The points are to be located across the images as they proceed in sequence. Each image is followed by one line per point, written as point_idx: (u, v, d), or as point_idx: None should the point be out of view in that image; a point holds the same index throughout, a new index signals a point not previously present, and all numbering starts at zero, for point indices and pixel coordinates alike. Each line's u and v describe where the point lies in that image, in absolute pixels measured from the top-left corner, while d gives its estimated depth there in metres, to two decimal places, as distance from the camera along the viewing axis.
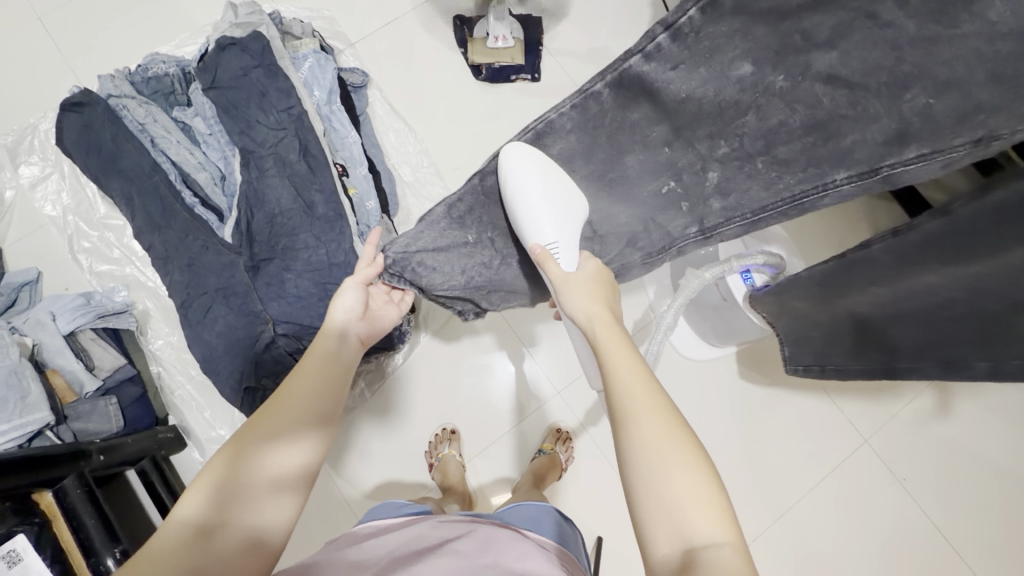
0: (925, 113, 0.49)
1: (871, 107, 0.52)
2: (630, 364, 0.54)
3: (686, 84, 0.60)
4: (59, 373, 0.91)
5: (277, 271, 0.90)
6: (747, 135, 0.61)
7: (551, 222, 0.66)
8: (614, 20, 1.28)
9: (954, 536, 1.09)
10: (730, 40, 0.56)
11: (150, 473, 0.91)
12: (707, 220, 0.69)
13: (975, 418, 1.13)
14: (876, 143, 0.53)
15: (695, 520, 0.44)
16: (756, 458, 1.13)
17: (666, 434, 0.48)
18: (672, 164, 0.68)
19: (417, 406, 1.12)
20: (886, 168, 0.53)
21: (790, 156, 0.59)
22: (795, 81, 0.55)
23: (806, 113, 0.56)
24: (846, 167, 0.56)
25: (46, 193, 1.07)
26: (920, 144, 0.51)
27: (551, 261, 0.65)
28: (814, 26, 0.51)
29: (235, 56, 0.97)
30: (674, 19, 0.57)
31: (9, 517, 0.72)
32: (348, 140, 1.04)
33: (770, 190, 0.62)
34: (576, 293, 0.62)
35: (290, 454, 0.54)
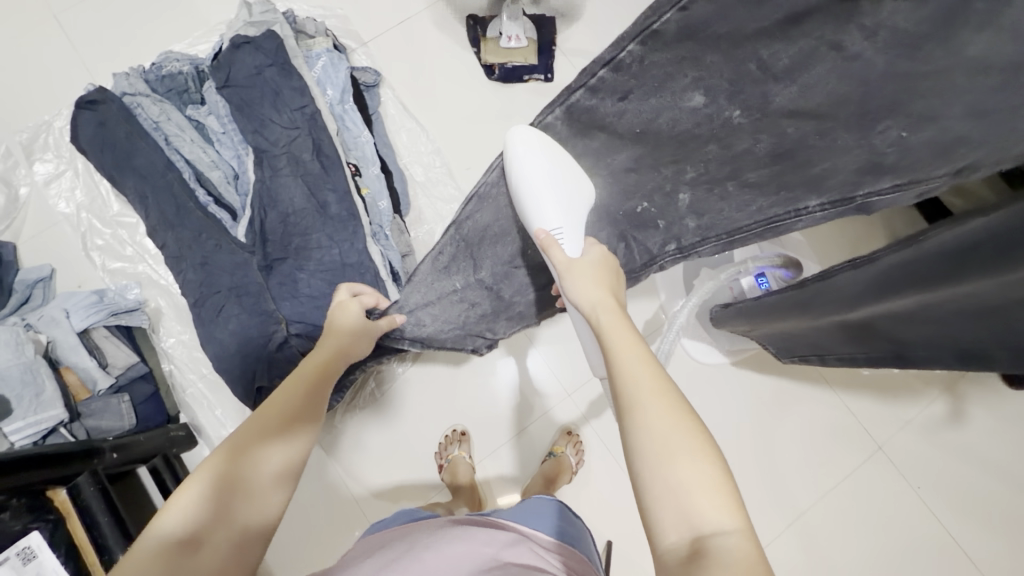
0: (903, 145, 0.47)
1: (842, 139, 0.50)
2: (632, 352, 0.53)
3: (638, 117, 0.61)
4: (73, 371, 0.91)
5: (290, 270, 0.91)
6: (712, 161, 0.60)
7: (558, 208, 0.66)
8: (627, 20, 1.27)
9: (969, 545, 1.07)
10: (678, 67, 0.56)
11: (162, 471, 0.91)
12: (684, 238, 0.68)
13: (992, 428, 1.11)
14: (849, 171, 0.52)
15: (700, 506, 0.42)
16: (767, 465, 1.12)
17: (668, 418, 0.47)
18: (639, 187, 0.68)
19: (429, 407, 1.12)
20: (861, 197, 0.53)
21: (760, 181, 0.59)
22: (755, 116, 0.55)
23: (771, 143, 0.55)
24: (820, 193, 0.56)
25: (60, 190, 1.08)
26: (897, 175, 0.49)
27: (554, 246, 0.65)
28: (772, 53, 0.50)
29: (249, 55, 0.97)
30: (611, 56, 0.57)
31: (24, 514, 0.72)
32: (360, 139, 1.03)
33: (743, 212, 0.62)
34: (579, 279, 0.62)
35: (284, 447, 0.56)
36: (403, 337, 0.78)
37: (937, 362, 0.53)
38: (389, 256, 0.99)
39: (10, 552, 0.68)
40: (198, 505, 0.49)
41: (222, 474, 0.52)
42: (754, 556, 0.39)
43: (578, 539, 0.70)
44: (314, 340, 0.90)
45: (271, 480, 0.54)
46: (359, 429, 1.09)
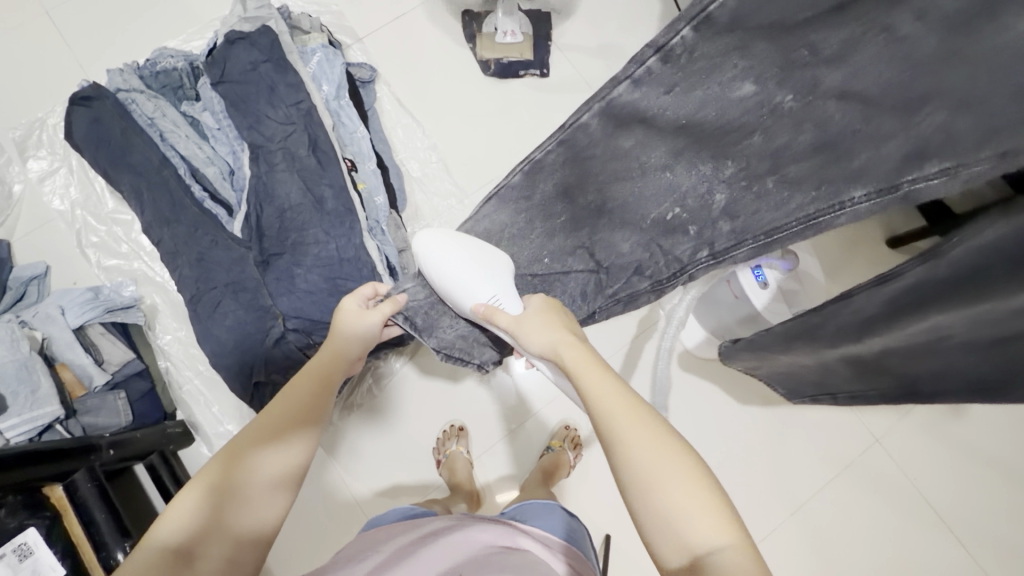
0: (947, 130, 0.36)
1: (885, 123, 0.39)
2: (603, 379, 0.51)
3: (683, 109, 0.50)
4: (69, 368, 0.91)
5: (287, 266, 0.91)
6: (753, 153, 0.48)
7: (479, 279, 0.64)
8: (623, 15, 1.27)
9: (966, 538, 1.08)
10: (727, 58, 0.46)
11: (159, 467, 0.91)
12: (717, 243, 0.55)
13: (987, 419, 1.12)
14: (893, 159, 0.39)
15: (695, 527, 0.43)
16: (766, 459, 1.12)
17: (654, 442, 0.46)
18: (675, 188, 0.56)
19: (427, 403, 1.12)
20: (906, 184, 0.39)
21: (801, 175, 0.46)
22: (805, 99, 0.43)
23: (814, 130, 0.43)
24: (863, 183, 0.41)
25: (54, 187, 1.07)
26: (939, 159, 0.36)
27: (497, 313, 0.61)
28: (823, 38, 0.40)
29: (244, 51, 0.97)
30: (665, 41, 0.47)
31: (21, 510, 0.72)
32: (357, 135, 1.03)
33: (781, 210, 0.48)
34: (533, 331, 0.57)
35: (278, 456, 0.55)
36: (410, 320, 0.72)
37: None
38: (387, 251, 0.98)
39: (7, 548, 0.68)
40: (186, 519, 0.49)
41: (211, 481, 0.51)
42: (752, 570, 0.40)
43: (582, 543, 0.70)
44: (313, 334, 0.91)
45: (263, 487, 0.53)
46: (357, 428, 1.09)
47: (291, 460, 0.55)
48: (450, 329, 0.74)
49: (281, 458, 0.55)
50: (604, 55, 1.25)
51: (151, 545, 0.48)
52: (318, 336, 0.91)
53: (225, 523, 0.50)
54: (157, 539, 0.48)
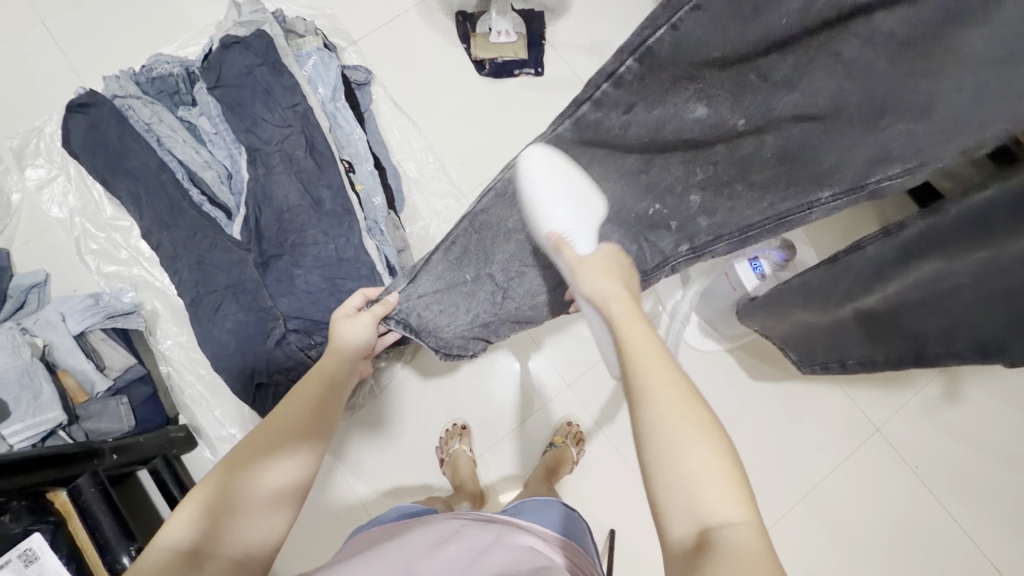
0: (908, 135, 0.43)
1: (844, 138, 0.45)
2: (644, 342, 0.50)
3: (645, 129, 0.50)
4: (70, 374, 0.91)
5: (287, 267, 0.91)
6: (721, 163, 0.53)
7: (564, 208, 0.58)
8: (616, 12, 1.28)
9: (969, 524, 1.08)
10: (681, 84, 0.46)
11: (162, 471, 0.91)
12: (697, 237, 0.61)
13: (986, 405, 1.12)
14: (861, 161, 0.46)
15: (709, 502, 0.41)
16: (770, 450, 1.12)
17: (683, 412, 0.45)
18: (651, 188, 0.58)
19: (428, 402, 1.12)
20: (872, 184, 0.48)
21: (767, 181, 0.52)
22: (757, 122, 0.47)
23: (778, 145, 0.49)
24: (828, 185, 0.50)
25: (52, 195, 1.07)
26: (899, 163, 0.45)
27: (565, 245, 0.59)
28: (772, 66, 0.43)
29: (239, 55, 0.97)
30: (613, 67, 0.46)
31: (25, 516, 0.72)
32: (353, 136, 1.03)
33: (754, 209, 0.56)
34: (587, 271, 0.58)
35: (283, 469, 0.55)
36: (404, 323, 0.69)
37: (930, 336, 0.53)
38: (386, 251, 0.98)
39: (11, 555, 0.68)
40: (191, 521, 0.49)
41: (216, 485, 0.52)
42: (761, 551, 0.38)
43: (579, 537, 0.70)
44: (313, 335, 0.91)
45: (265, 499, 0.53)
46: (359, 429, 1.09)
47: (293, 472, 0.55)
48: (449, 330, 0.74)
49: (286, 468, 0.55)
50: (598, 52, 1.25)
51: (158, 542, 0.48)
52: (319, 336, 0.92)
53: (225, 529, 0.50)
54: (163, 537, 0.48)
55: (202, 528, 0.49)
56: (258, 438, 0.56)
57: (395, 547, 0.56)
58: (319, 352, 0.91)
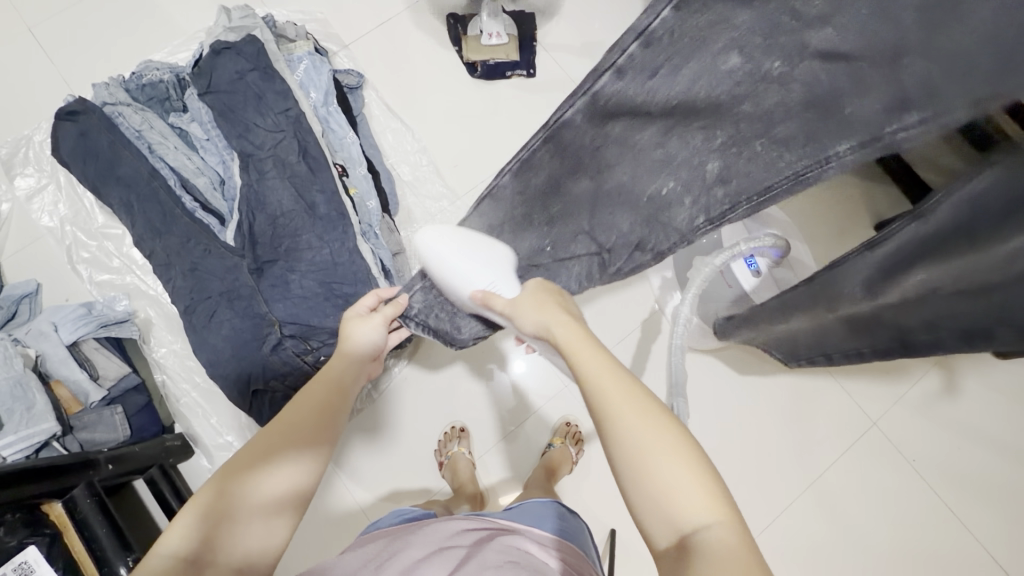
0: (927, 79, 0.36)
1: (870, 78, 0.39)
2: (594, 361, 0.50)
3: (671, 91, 0.50)
4: (63, 385, 0.90)
5: (281, 272, 0.91)
6: (744, 117, 0.47)
7: (478, 267, 0.64)
8: (606, 13, 1.28)
9: (965, 515, 1.09)
10: (713, 31, 0.45)
11: (159, 481, 0.90)
12: (712, 208, 0.54)
13: (980, 397, 1.13)
14: (873, 110, 0.40)
15: (684, 511, 0.42)
16: (767, 446, 1.13)
17: (645, 425, 0.45)
18: (667, 160, 0.54)
19: (426, 406, 1.12)
20: (891, 135, 0.39)
21: (788, 134, 0.45)
22: (792, 65, 0.42)
23: (804, 91, 0.43)
24: (849, 136, 0.42)
25: (43, 204, 1.06)
26: (920, 107, 0.37)
27: (495, 296, 0.62)
28: (807, 3, 0.40)
29: (230, 60, 0.97)
30: (645, 24, 0.48)
31: (20, 528, 0.71)
32: (347, 140, 1.03)
33: (771, 170, 0.48)
34: (525, 308, 0.58)
35: (288, 474, 0.55)
36: (419, 321, 0.73)
37: None
38: (381, 254, 0.98)
39: (6, 568, 0.67)
40: (185, 525, 0.49)
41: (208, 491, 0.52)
42: (739, 549, 0.39)
43: (577, 537, 0.69)
44: (309, 340, 0.91)
45: (269, 500, 0.53)
46: (357, 434, 1.09)
47: (298, 478, 0.55)
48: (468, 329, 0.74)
49: (291, 472, 0.55)
50: (589, 52, 1.25)
51: (163, 551, 0.47)
52: (315, 341, 0.91)
53: (223, 533, 0.50)
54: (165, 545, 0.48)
55: (199, 533, 0.49)
56: (260, 444, 0.56)
57: (406, 550, 0.56)
58: (315, 357, 0.91)
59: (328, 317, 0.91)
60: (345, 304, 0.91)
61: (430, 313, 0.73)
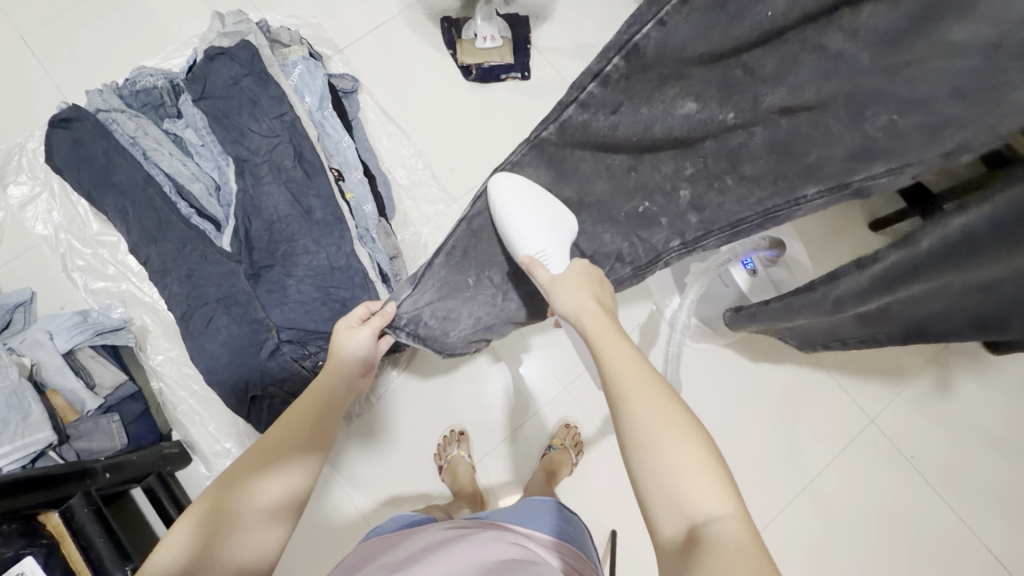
0: (890, 130, 0.42)
1: (830, 126, 0.45)
2: (616, 350, 0.53)
3: (632, 126, 0.57)
4: (59, 393, 0.89)
5: (278, 277, 0.91)
6: (710, 156, 0.55)
7: (540, 230, 0.63)
8: (599, 15, 1.28)
9: (964, 510, 1.10)
10: (664, 82, 0.52)
11: (157, 489, 0.89)
12: (687, 233, 0.63)
13: (976, 392, 1.14)
14: (841, 159, 0.46)
15: (692, 496, 0.42)
16: (766, 445, 1.13)
17: (662, 413, 0.46)
18: (642, 186, 0.62)
19: (425, 409, 1.11)
20: (856, 182, 0.47)
21: (757, 173, 0.53)
22: (746, 117, 0.50)
23: (766, 134, 0.50)
24: (816, 181, 0.49)
25: (37, 212, 1.06)
26: (886, 160, 0.44)
27: (540, 267, 0.62)
28: (758, 61, 0.46)
29: (225, 66, 0.96)
30: (599, 68, 0.54)
31: (17, 539, 0.70)
32: (342, 144, 1.03)
33: (743, 204, 0.56)
34: (564, 291, 0.59)
35: (287, 479, 0.55)
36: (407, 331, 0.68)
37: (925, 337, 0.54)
38: (378, 258, 0.98)
39: None
40: (190, 526, 0.50)
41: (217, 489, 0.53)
42: (748, 542, 0.38)
43: (578, 538, 0.69)
44: (308, 344, 0.91)
45: (272, 502, 0.54)
46: (356, 439, 1.08)
47: (293, 485, 0.56)
48: (457, 335, 0.73)
49: (290, 475, 0.56)
50: (584, 54, 1.26)
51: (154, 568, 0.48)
52: (313, 346, 0.91)
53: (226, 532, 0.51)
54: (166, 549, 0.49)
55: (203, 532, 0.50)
56: (262, 447, 0.57)
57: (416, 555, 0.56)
58: (314, 361, 0.91)
59: (326, 322, 0.90)
60: (342, 308, 0.91)
61: (419, 324, 0.69)
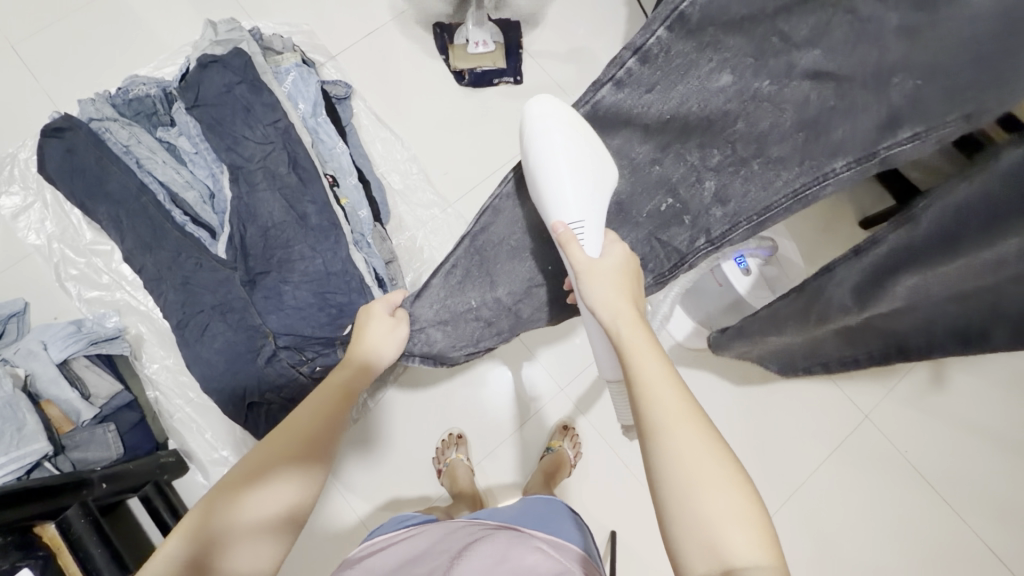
0: (914, 97, 0.41)
1: (858, 98, 0.44)
2: (656, 372, 0.48)
3: (666, 105, 0.56)
4: (55, 404, 0.89)
5: (274, 284, 0.91)
6: (739, 140, 0.53)
7: (582, 198, 0.57)
8: (590, 19, 1.30)
9: (959, 504, 1.11)
10: (702, 53, 0.53)
11: (154, 498, 0.89)
12: (713, 228, 0.58)
13: (969, 387, 1.15)
14: (868, 129, 0.44)
15: (731, 538, 0.41)
16: (763, 444, 1.14)
17: (706, 445, 0.44)
18: (664, 180, 0.59)
19: (421, 413, 1.12)
20: (883, 150, 0.44)
21: (784, 153, 0.51)
22: (781, 85, 0.49)
23: (796, 112, 0.48)
24: (842, 154, 0.47)
25: (29, 222, 1.05)
26: (911, 123, 0.42)
27: (574, 244, 0.56)
28: (792, 26, 0.46)
29: (217, 74, 0.97)
30: (642, 41, 0.55)
31: (13, 551, 0.70)
32: (336, 150, 1.04)
33: (768, 189, 0.53)
34: (603, 285, 0.55)
35: (287, 493, 0.54)
36: (411, 354, 0.71)
37: None
38: (374, 263, 0.98)
39: None
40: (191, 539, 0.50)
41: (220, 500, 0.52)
42: None
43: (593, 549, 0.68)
44: (304, 351, 0.91)
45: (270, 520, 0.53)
46: (354, 445, 1.08)
47: (294, 496, 0.55)
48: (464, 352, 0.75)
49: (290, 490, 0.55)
50: (576, 58, 1.27)
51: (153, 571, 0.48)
52: (310, 352, 0.91)
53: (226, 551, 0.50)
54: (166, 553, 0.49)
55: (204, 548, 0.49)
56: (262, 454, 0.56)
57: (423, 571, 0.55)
58: (310, 368, 0.90)
59: (324, 327, 0.91)
60: (340, 314, 0.91)
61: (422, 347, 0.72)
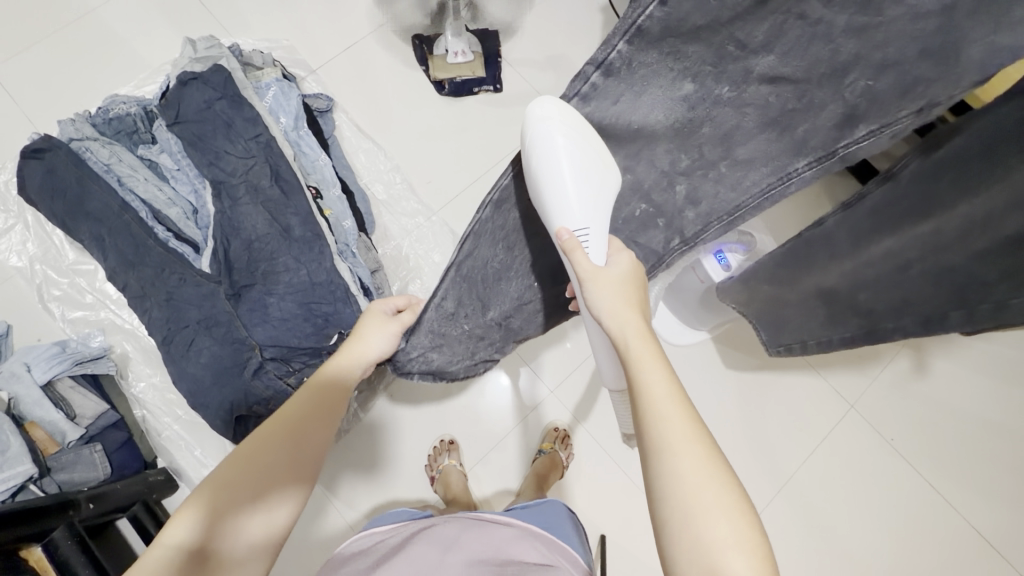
0: (868, 95, 0.45)
1: (817, 96, 0.48)
2: (664, 386, 0.47)
3: (635, 114, 0.57)
4: (39, 425, 0.88)
5: (259, 296, 0.91)
6: (706, 143, 0.56)
7: (585, 204, 0.57)
8: (567, 27, 1.32)
9: (948, 491, 1.12)
10: (663, 63, 0.52)
11: (143, 517, 0.89)
12: (687, 229, 0.62)
13: (952, 374, 1.18)
14: (827, 127, 0.49)
15: (733, 565, 0.40)
16: (748, 435, 1.15)
17: (710, 467, 0.43)
18: (638, 186, 0.62)
19: (411, 420, 1.12)
20: (841, 150, 0.49)
21: (752, 155, 0.54)
22: (739, 89, 0.51)
23: (759, 114, 0.51)
24: (805, 154, 0.51)
25: (11, 244, 1.04)
26: (868, 122, 0.47)
27: (580, 250, 0.56)
28: (749, 32, 0.47)
29: (197, 90, 0.97)
30: (603, 57, 0.53)
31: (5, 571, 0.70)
32: (319, 162, 1.04)
33: (738, 189, 0.57)
34: (609, 293, 0.54)
35: (277, 515, 0.53)
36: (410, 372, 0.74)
37: None
38: (359, 272, 0.99)
39: None
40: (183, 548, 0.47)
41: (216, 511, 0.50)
42: None
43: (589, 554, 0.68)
44: (292, 361, 0.91)
45: (258, 536, 0.52)
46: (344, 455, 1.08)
47: (283, 517, 0.54)
48: (457, 364, 0.78)
49: (281, 511, 0.53)
50: (554, 65, 1.29)
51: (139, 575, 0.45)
52: (297, 362, 0.92)
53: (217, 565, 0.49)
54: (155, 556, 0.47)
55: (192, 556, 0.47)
56: (265, 467, 0.53)
57: None
58: (298, 378, 0.91)
59: (311, 338, 0.91)
60: (326, 324, 0.92)
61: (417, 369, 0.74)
